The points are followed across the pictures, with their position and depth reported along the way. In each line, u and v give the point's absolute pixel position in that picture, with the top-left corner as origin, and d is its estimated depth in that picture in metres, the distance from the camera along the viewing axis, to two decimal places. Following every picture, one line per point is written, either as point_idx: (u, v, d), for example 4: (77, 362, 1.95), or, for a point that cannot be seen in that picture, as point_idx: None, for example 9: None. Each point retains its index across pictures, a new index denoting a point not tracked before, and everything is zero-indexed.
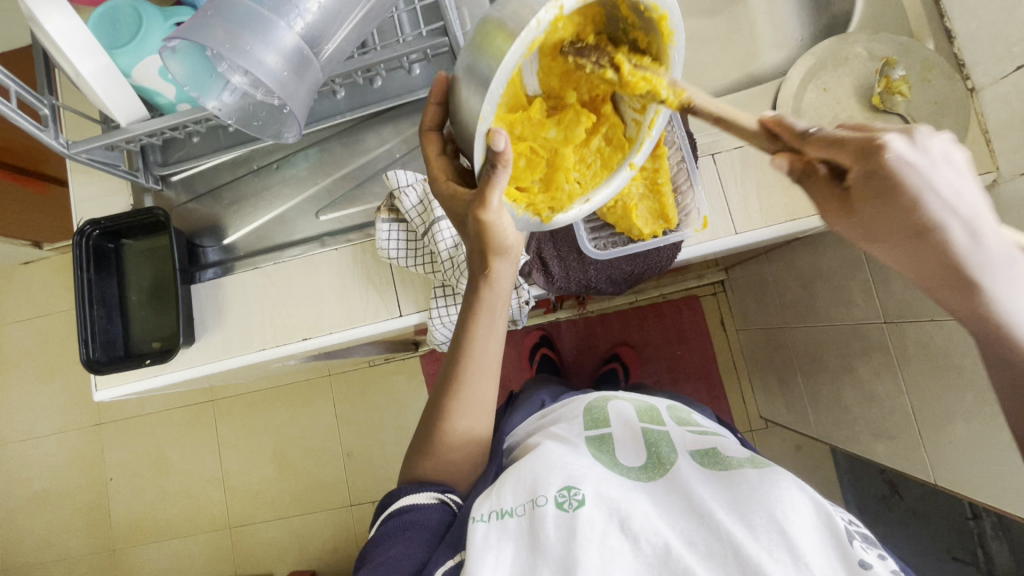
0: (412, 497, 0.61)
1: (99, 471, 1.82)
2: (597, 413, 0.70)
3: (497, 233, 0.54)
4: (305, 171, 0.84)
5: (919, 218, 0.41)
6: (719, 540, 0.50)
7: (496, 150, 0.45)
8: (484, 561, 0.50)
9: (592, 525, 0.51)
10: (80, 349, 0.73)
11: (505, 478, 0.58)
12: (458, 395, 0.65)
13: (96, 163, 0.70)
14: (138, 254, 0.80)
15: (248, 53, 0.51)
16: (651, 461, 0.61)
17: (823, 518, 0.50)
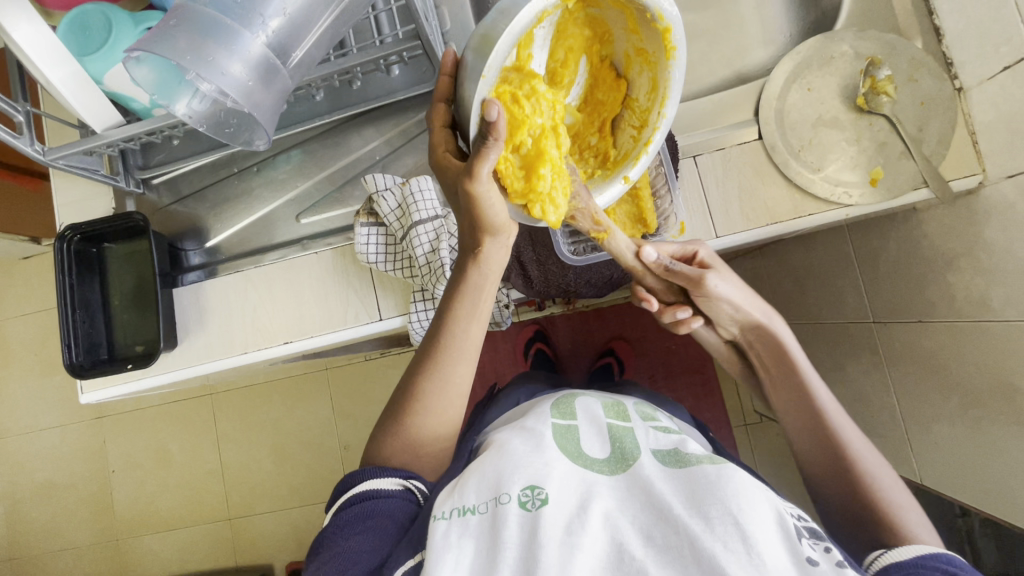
0: (375, 483, 0.60)
1: (101, 463, 1.85)
2: (565, 408, 0.69)
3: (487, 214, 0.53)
4: (286, 174, 0.84)
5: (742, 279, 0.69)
6: (675, 533, 0.49)
7: (489, 119, 0.46)
8: (444, 560, 0.49)
9: (553, 524, 0.50)
10: (63, 354, 0.74)
11: (466, 477, 0.58)
12: (437, 375, 0.63)
13: (75, 168, 0.70)
14: (120, 258, 0.80)
15: (212, 64, 0.51)
16: (614, 456, 0.61)
17: (777, 515, 0.49)
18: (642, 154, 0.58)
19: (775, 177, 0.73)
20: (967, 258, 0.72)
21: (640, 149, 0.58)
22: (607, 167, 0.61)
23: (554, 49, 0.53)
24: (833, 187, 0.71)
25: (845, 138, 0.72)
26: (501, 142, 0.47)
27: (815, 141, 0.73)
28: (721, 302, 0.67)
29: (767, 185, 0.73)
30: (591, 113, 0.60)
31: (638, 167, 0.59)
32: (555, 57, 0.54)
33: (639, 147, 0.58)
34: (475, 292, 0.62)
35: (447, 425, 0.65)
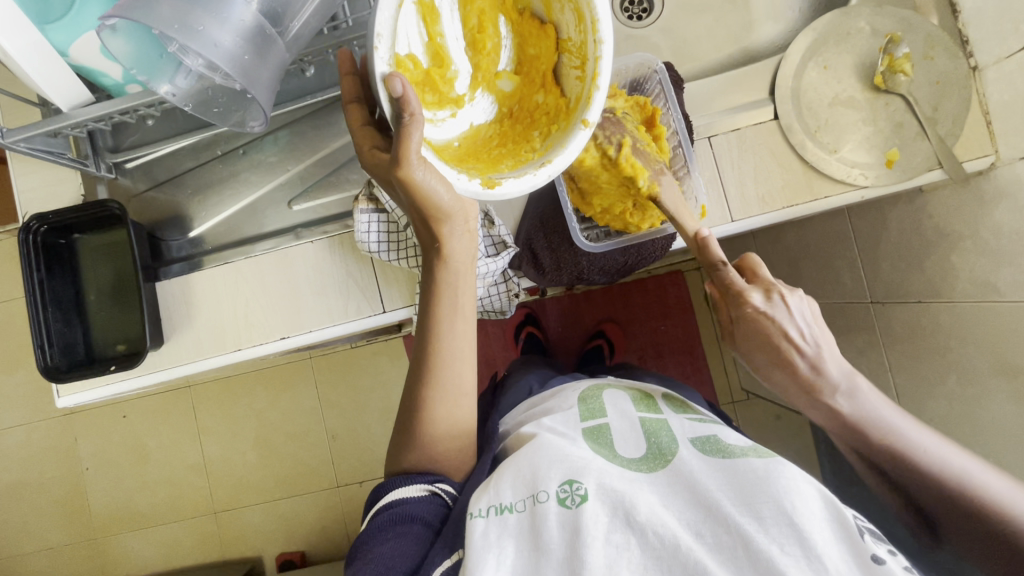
0: (402, 491, 0.58)
1: (74, 461, 1.76)
2: (593, 404, 0.67)
3: (432, 199, 0.50)
4: (274, 157, 0.78)
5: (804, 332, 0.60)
6: (727, 532, 0.48)
7: (395, 94, 0.43)
8: (486, 561, 0.48)
9: (596, 522, 0.49)
10: (36, 356, 0.68)
11: (502, 471, 0.57)
12: (434, 378, 0.61)
13: (38, 153, 0.63)
14: (93, 249, 0.73)
15: (202, 34, 0.45)
16: (651, 452, 0.58)
17: (832, 513, 0.48)
18: (595, 90, 0.51)
19: (791, 158, 0.71)
20: (972, 238, 0.72)
21: (589, 86, 0.52)
22: (564, 121, 0.54)
23: (464, 16, 0.52)
24: (849, 168, 0.69)
25: (860, 119, 0.71)
26: (418, 116, 0.44)
27: (831, 121, 0.71)
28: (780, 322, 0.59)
29: (783, 167, 0.71)
30: (530, 73, 0.56)
31: (593, 107, 0.51)
32: (466, 27, 0.53)
33: (587, 84, 0.52)
34: (455, 286, 0.60)
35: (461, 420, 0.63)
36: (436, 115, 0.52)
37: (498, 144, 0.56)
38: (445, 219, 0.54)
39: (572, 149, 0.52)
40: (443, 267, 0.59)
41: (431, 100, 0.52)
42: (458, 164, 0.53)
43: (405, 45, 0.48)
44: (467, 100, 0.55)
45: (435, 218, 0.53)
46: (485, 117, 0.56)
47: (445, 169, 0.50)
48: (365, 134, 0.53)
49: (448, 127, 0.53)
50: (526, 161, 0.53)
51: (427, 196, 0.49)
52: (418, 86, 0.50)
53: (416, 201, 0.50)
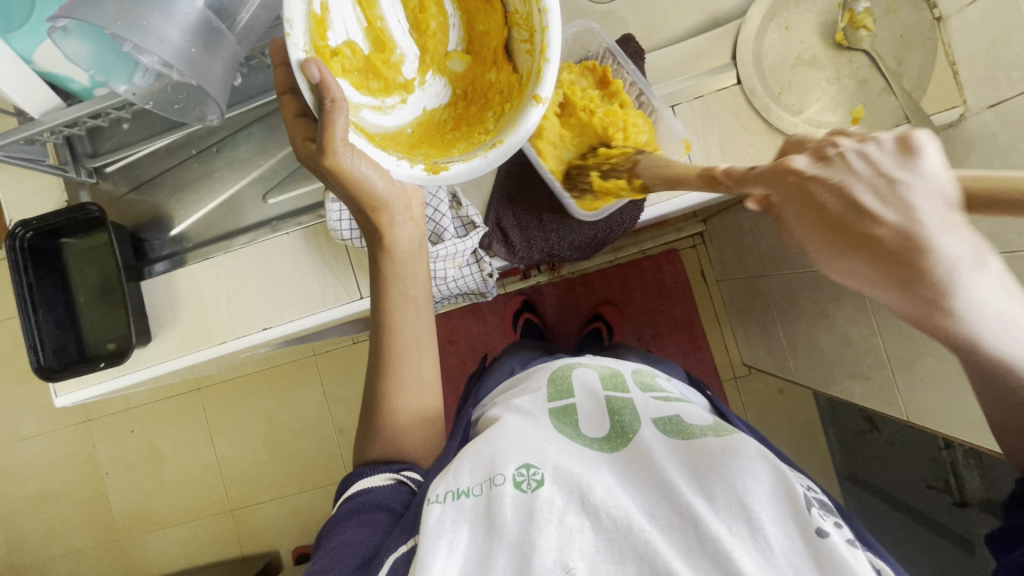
0: (369, 480, 0.60)
1: (93, 467, 1.82)
2: (561, 383, 0.66)
3: (364, 184, 0.53)
4: (248, 153, 0.79)
5: (869, 242, 0.34)
6: (679, 514, 0.49)
7: (314, 80, 0.45)
8: (438, 547, 0.48)
9: (551, 505, 0.49)
10: (29, 357, 0.71)
11: (462, 456, 0.55)
12: (387, 371, 0.63)
13: (14, 159, 0.64)
14: (80, 253, 0.75)
15: (147, 29, 0.47)
16: (613, 432, 0.59)
17: (782, 485, 0.49)
18: (543, 64, 0.50)
19: (755, 122, 0.71)
20: None
21: (538, 60, 0.50)
22: (516, 99, 0.53)
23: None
24: (815, 129, 0.69)
25: (824, 78, 0.70)
26: (341, 101, 0.47)
27: (794, 82, 0.71)
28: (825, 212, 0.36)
29: (748, 132, 0.71)
30: (481, 52, 0.56)
31: (544, 82, 0.50)
32: (409, 11, 0.54)
33: (537, 58, 0.51)
34: (400, 278, 0.63)
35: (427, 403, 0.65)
36: (384, 102, 0.54)
37: (451, 127, 0.57)
38: (379, 208, 0.57)
39: (526, 126, 0.51)
40: (386, 258, 0.62)
41: (377, 87, 0.54)
42: (400, 149, 0.53)
43: (342, 33, 0.51)
44: (417, 85, 0.56)
45: (371, 207, 0.57)
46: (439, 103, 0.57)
47: (380, 155, 0.51)
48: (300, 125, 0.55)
49: (398, 113, 0.55)
50: (477, 143, 0.53)
51: (359, 181, 0.53)
52: (360, 74, 0.52)
53: (349, 185, 0.53)
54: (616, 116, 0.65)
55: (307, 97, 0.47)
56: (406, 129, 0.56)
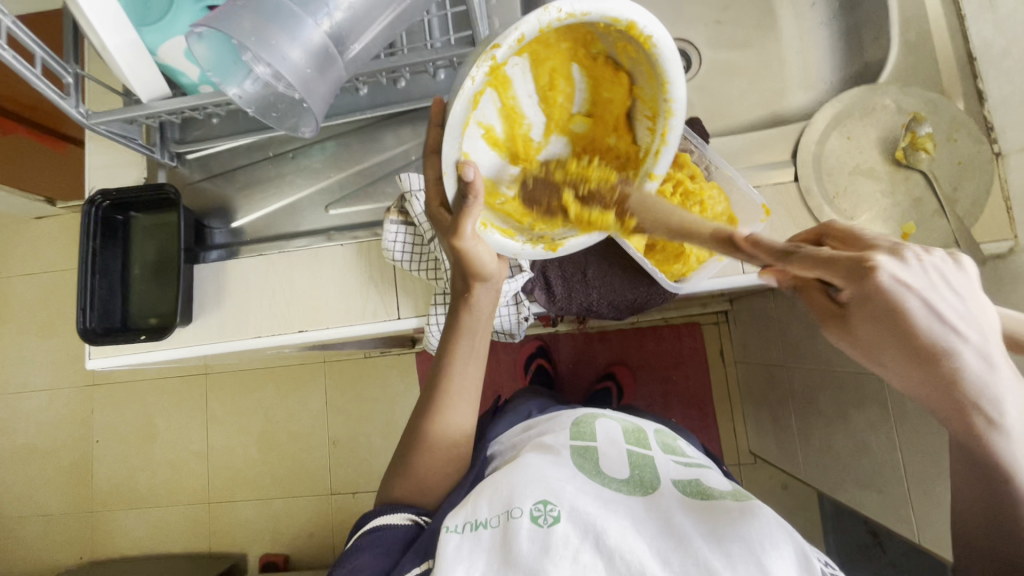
0: (386, 517, 0.60)
1: (86, 432, 1.83)
2: (585, 427, 0.66)
3: (477, 262, 0.59)
4: (319, 163, 0.84)
5: (934, 345, 0.39)
6: (695, 565, 0.47)
7: (467, 179, 0.53)
8: (455, 573, 0.48)
9: (566, 543, 0.49)
10: (77, 317, 0.73)
11: (481, 488, 0.56)
12: (430, 409, 0.65)
13: (114, 135, 0.70)
14: (146, 228, 0.80)
15: (273, 47, 0.52)
16: (633, 479, 0.59)
17: (798, 558, 0.47)
18: (662, 149, 0.57)
19: (807, 220, 0.73)
20: None
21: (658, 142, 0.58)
22: (631, 170, 0.60)
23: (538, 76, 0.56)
24: None
25: (879, 189, 0.73)
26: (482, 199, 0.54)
27: (849, 189, 0.73)
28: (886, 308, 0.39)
29: (799, 228, 0.73)
30: (603, 116, 0.60)
31: (660, 163, 0.58)
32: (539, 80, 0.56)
33: (657, 140, 0.58)
34: (473, 333, 0.65)
35: (467, 428, 0.66)
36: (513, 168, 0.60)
37: None
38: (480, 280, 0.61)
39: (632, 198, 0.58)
40: (467, 314, 0.64)
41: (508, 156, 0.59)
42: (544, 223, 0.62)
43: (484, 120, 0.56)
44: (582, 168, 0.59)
45: (476, 278, 0.61)
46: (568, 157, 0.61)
47: (508, 240, 0.59)
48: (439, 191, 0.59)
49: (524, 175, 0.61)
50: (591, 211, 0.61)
51: (474, 261, 0.58)
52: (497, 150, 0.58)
53: (463, 263, 0.58)
54: (697, 196, 0.69)
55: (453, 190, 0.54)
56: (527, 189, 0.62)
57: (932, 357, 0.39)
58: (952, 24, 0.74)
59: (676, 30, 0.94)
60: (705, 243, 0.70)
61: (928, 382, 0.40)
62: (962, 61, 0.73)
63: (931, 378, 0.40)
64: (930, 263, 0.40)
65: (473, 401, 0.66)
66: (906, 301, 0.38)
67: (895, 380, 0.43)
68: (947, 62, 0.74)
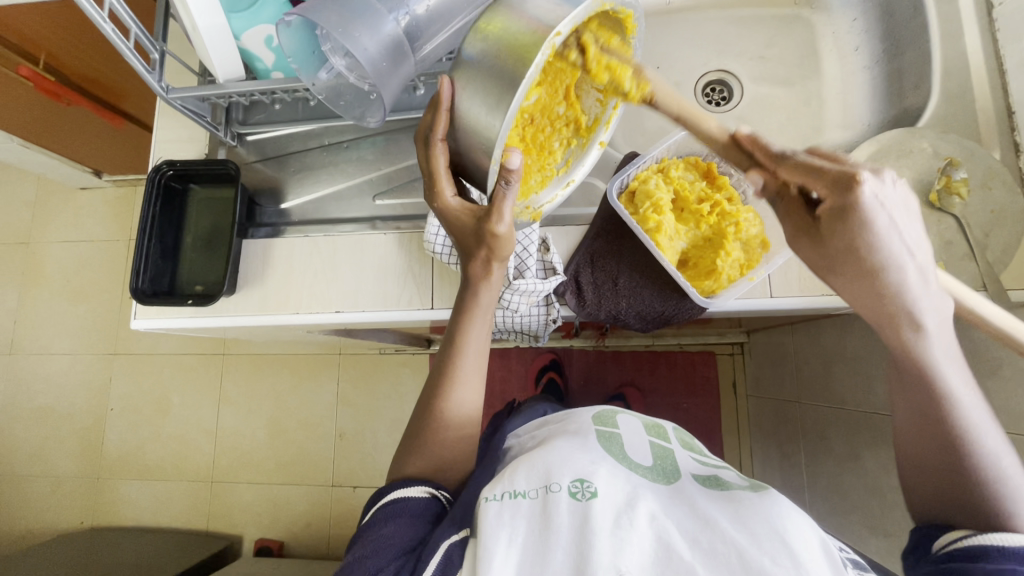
0: (404, 490, 0.60)
1: (103, 399, 1.87)
2: (606, 418, 0.68)
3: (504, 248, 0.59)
4: (370, 156, 0.88)
5: (875, 258, 0.49)
6: (724, 542, 0.48)
7: (513, 169, 0.50)
8: (499, 537, 0.49)
9: (603, 515, 0.50)
10: (131, 278, 0.76)
11: (516, 464, 0.57)
12: (441, 384, 0.65)
13: (187, 110, 0.76)
14: (202, 200, 0.84)
15: (355, 38, 0.56)
16: (657, 467, 0.60)
17: (821, 541, 0.49)
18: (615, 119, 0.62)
19: None
20: (1012, 368, 0.72)
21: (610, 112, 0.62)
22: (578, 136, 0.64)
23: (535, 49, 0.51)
24: None
25: None
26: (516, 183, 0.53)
27: None
28: (866, 220, 0.48)
29: None
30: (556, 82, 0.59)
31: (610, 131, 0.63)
32: None
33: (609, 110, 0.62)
34: (488, 307, 0.65)
35: (475, 406, 0.67)
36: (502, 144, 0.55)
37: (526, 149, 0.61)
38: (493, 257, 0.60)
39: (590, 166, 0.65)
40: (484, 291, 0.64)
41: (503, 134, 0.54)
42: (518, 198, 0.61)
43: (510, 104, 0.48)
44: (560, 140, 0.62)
45: (489, 254, 0.60)
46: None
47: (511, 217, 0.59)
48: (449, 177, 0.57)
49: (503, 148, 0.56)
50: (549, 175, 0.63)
51: (502, 241, 0.58)
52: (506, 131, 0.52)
53: (492, 245, 0.58)
54: (733, 218, 0.73)
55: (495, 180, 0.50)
56: None
57: (873, 269, 0.50)
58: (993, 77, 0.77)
59: (721, 62, 0.98)
60: (738, 261, 0.73)
61: (862, 274, 0.51)
62: (999, 114, 0.76)
63: (872, 287, 0.51)
64: (885, 184, 0.48)
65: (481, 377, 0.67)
66: (874, 215, 0.47)
67: (844, 291, 0.54)
68: (986, 114, 0.77)
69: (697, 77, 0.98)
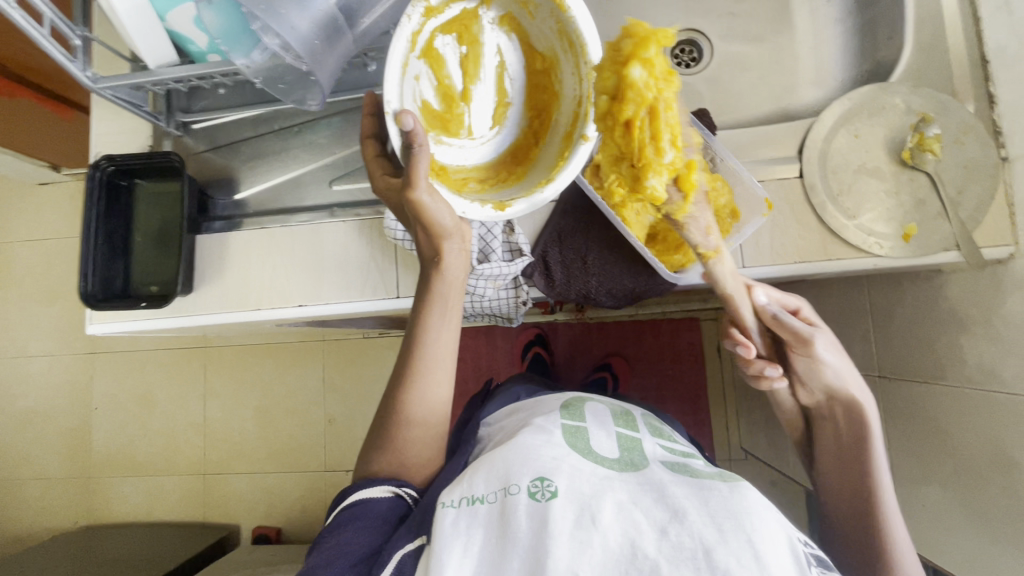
0: (368, 490, 0.60)
1: (86, 398, 1.84)
2: (574, 410, 0.67)
3: (435, 221, 0.56)
4: (325, 139, 0.84)
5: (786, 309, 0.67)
6: (689, 536, 0.48)
7: (406, 128, 0.52)
8: (452, 548, 0.50)
9: (562, 517, 0.50)
10: (79, 282, 0.74)
11: (477, 466, 0.58)
12: (412, 371, 0.63)
13: (120, 100, 0.70)
14: (149, 195, 0.80)
15: (282, 16, 0.52)
16: (623, 459, 0.59)
17: (788, 538, 0.49)
18: (589, 111, 0.59)
19: (810, 218, 0.73)
20: (984, 325, 0.72)
21: (584, 108, 0.60)
22: (564, 142, 0.62)
23: (462, 61, 0.63)
24: (866, 236, 0.71)
25: (883, 190, 0.73)
26: (426, 147, 0.53)
27: (854, 187, 0.73)
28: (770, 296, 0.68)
29: (801, 226, 0.73)
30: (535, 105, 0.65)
31: (589, 123, 0.59)
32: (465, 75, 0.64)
33: (583, 108, 0.60)
34: (446, 299, 0.63)
35: (445, 398, 0.65)
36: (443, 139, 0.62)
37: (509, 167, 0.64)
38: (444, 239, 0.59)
39: (572, 165, 0.59)
40: (438, 280, 0.62)
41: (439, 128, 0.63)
42: (481, 197, 0.61)
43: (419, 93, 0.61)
44: (676, 118, 0.57)
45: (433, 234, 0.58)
46: (516, 135, 0.65)
47: (453, 198, 0.58)
48: (385, 168, 0.64)
49: (457, 150, 0.63)
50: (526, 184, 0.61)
51: (432, 219, 0.56)
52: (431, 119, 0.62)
53: (421, 221, 0.56)
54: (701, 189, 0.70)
55: (396, 141, 0.53)
56: (465, 171, 0.63)
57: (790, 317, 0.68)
58: (967, 28, 0.74)
59: (690, 21, 0.93)
60: None
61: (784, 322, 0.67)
62: (973, 65, 0.73)
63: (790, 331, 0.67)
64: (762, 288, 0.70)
65: (450, 365, 0.65)
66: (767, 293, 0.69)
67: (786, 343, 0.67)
68: (960, 65, 0.74)
69: None
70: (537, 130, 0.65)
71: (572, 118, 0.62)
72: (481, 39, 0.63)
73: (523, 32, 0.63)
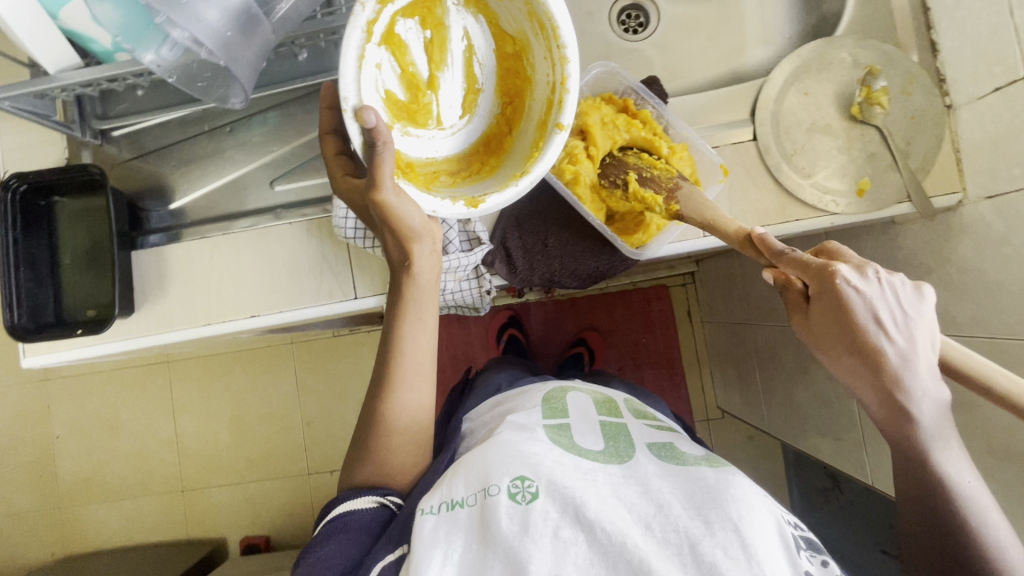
0: (351, 502, 0.59)
1: (45, 427, 1.75)
2: (556, 404, 0.67)
3: (403, 221, 0.53)
4: (262, 137, 0.79)
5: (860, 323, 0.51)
6: (676, 530, 0.49)
7: (369, 125, 0.47)
8: (433, 557, 0.49)
9: (545, 519, 0.50)
10: (3, 315, 0.68)
11: (456, 469, 0.57)
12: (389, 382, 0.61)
13: (23, 111, 0.62)
14: (72, 212, 0.73)
15: (186, 7, 0.47)
16: (609, 449, 0.59)
17: (776, 521, 0.50)
18: (566, 95, 0.56)
19: (765, 178, 0.72)
20: (938, 272, 0.74)
21: (560, 91, 0.56)
22: (540, 129, 0.58)
23: (428, 43, 0.57)
24: (822, 194, 0.71)
25: (836, 146, 0.72)
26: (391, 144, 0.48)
27: (807, 146, 0.73)
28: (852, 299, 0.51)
29: (758, 188, 0.72)
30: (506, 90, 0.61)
31: (564, 110, 0.56)
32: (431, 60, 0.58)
33: (559, 92, 0.56)
34: (420, 303, 0.61)
35: (425, 405, 0.63)
36: (410, 132, 0.57)
37: (482, 156, 0.61)
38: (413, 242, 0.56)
39: (548, 156, 0.56)
40: (409, 283, 0.59)
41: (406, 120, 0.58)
42: (454, 191, 0.58)
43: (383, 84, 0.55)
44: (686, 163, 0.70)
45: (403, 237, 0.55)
46: (488, 123, 0.62)
47: (423, 196, 0.54)
48: (346, 168, 0.60)
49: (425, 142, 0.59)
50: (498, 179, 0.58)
51: (399, 218, 0.52)
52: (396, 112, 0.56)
53: (389, 222, 0.53)
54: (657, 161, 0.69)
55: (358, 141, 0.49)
56: (434, 165, 0.59)
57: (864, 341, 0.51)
58: None
59: None
60: None
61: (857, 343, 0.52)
62: (914, 13, 0.73)
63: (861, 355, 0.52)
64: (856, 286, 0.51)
65: (428, 381, 0.63)
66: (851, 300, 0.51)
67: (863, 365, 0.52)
68: (901, 15, 0.74)
69: (609, 4, 0.90)
70: (511, 117, 0.61)
71: (545, 102, 0.58)
72: (446, 21, 0.57)
73: (491, 13, 0.58)
